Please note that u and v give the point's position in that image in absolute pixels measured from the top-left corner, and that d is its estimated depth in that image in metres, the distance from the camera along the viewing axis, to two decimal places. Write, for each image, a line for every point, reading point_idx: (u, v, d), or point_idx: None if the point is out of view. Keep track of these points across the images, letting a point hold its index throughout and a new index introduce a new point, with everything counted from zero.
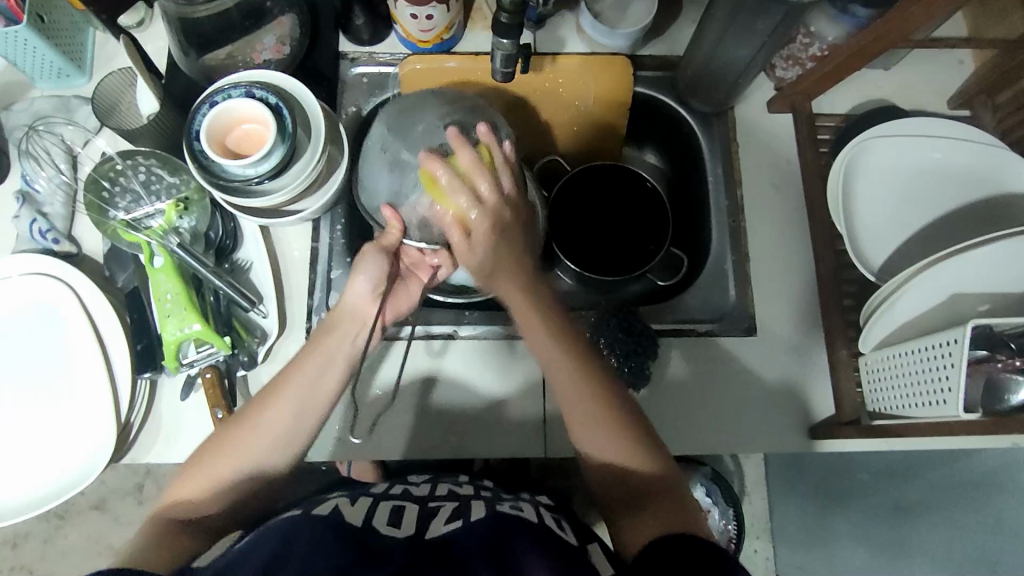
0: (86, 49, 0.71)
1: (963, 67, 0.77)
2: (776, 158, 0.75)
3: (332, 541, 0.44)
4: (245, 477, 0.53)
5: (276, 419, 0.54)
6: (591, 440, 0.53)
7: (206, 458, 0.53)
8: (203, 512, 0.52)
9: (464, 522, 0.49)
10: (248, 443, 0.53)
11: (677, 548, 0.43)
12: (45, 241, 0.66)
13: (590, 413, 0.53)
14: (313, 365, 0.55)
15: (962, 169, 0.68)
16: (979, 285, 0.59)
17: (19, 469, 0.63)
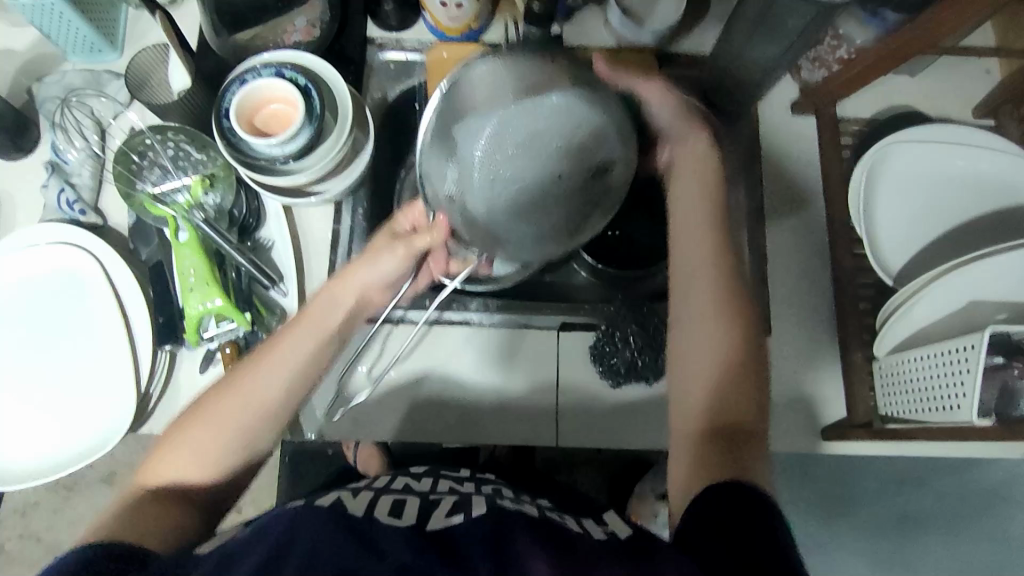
0: (119, 25, 0.72)
1: (989, 77, 0.77)
2: (796, 161, 0.76)
3: (331, 529, 0.42)
4: (239, 454, 0.50)
5: (268, 387, 0.51)
6: (697, 351, 0.51)
7: (197, 425, 0.50)
8: (199, 485, 0.50)
9: (469, 516, 0.46)
10: (240, 411, 0.50)
11: (731, 504, 0.42)
12: (71, 212, 0.68)
13: (706, 325, 0.51)
14: (307, 337, 0.53)
15: (983, 178, 0.68)
16: (994, 296, 0.59)
17: (42, 433, 0.64)
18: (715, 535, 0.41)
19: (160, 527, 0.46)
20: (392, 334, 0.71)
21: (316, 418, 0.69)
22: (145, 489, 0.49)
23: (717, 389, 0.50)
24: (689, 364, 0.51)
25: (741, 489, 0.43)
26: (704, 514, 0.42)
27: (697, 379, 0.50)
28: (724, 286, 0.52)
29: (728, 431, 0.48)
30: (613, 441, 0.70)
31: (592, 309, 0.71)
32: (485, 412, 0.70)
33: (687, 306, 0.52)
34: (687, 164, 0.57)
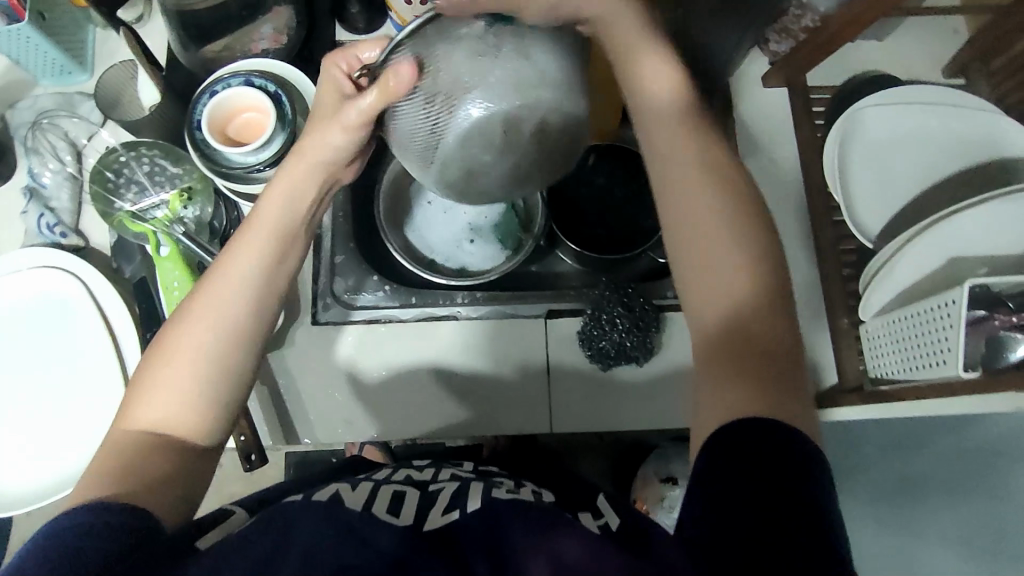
0: (87, 46, 0.73)
1: (958, 36, 0.77)
2: (770, 134, 0.76)
3: (333, 527, 0.40)
4: (209, 385, 0.43)
5: (228, 302, 0.44)
6: (709, 278, 0.42)
7: (154, 363, 0.43)
8: (176, 435, 0.42)
9: (464, 513, 0.43)
10: (201, 339, 0.43)
11: (756, 428, 0.37)
12: (53, 236, 0.68)
13: (718, 245, 0.42)
14: (258, 246, 0.46)
15: (957, 135, 0.69)
16: (981, 250, 0.59)
17: (40, 457, 0.64)
18: (747, 482, 0.35)
19: (149, 488, 0.40)
20: (380, 332, 0.71)
21: (310, 422, 0.69)
22: (120, 444, 0.42)
23: (738, 312, 0.41)
24: (701, 291, 0.42)
25: (762, 419, 0.37)
26: (737, 445, 0.36)
27: (711, 305, 0.42)
28: (732, 197, 0.43)
29: (757, 353, 0.39)
30: (609, 424, 0.71)
31: (577, 294, 0.72)
32: (480, 405, 0.70)
33: (690, 230, 0.42)
34: (644, 70, 0.47)
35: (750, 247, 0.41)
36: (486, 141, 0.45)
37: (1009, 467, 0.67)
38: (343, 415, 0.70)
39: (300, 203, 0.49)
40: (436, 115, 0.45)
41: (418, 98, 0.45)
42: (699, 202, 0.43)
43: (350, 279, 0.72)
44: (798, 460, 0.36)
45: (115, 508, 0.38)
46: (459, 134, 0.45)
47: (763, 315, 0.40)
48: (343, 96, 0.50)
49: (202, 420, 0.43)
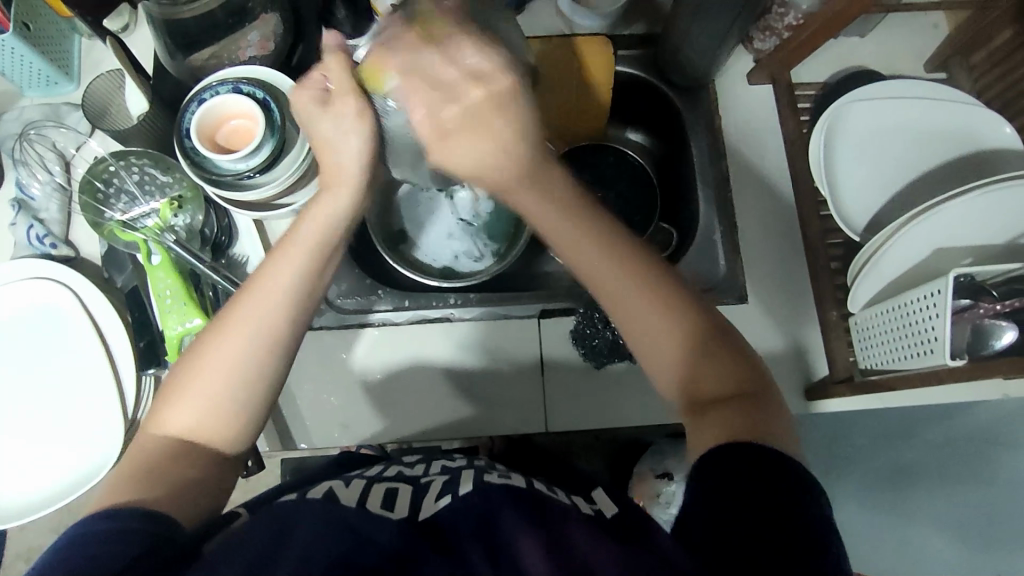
0: (73, 56, 0.73)
1: (938, 31, 0.78)
2: (755, 130, 0.77)
3: (332, 527, 0.40)
4: (244, 402, 0.45)
5: (263, 317, 0.45)
6: (656, 351, 0.47)
7: (191, 373, 0.45)
8: (207, 444, 0.44)
9: (455, 497, 0.44)
10: (238, 353, 0.45)
11: (748, 453, 0.40)
12: (42, 246, 0.68)
13: (657, 323, 0.46)
14: (298, 262, 0.47)
15: (939, 128, 0.70)
16: (965, 241, 0.61)
17: (34, 469, 0.64)
18: (747, 484, 0.39)
19: (176, 493, 0.42)
20: (374, 336, 0.71)
21: (306, 427, 0.70)
22: (151, 451, 0.43)
23: (690, 377, 0.46)
24: (651, 359, 0.47)
25: (746, 447, 0.41)
26: (736, 451, 0.41)
27: (662, 366, 0.47)
28: (637, 274, 0.47)
29: (718, 409, 0.44)
30: (605, 422, 0.71)
31: (569, 294, 0.73)
32: (476, 406, 0.71)
33: (627, 314, 0.47)
34: (526, 195, 0.47)
35: (687, 333, 0.46)
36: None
37: (998, 453, 0.68)
38: (339, 419, 0.70)
39: (338, 218, 0.49)
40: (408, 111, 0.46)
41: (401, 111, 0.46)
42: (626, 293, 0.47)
43: (343, 283, 0.72)
44: (789, 473, 0.40)
45: (137, 512, 0.39)
46: None
47: (725, 366, 0.46)
48: (324, 98, 0.48)
49: (233, 429, 0.45)
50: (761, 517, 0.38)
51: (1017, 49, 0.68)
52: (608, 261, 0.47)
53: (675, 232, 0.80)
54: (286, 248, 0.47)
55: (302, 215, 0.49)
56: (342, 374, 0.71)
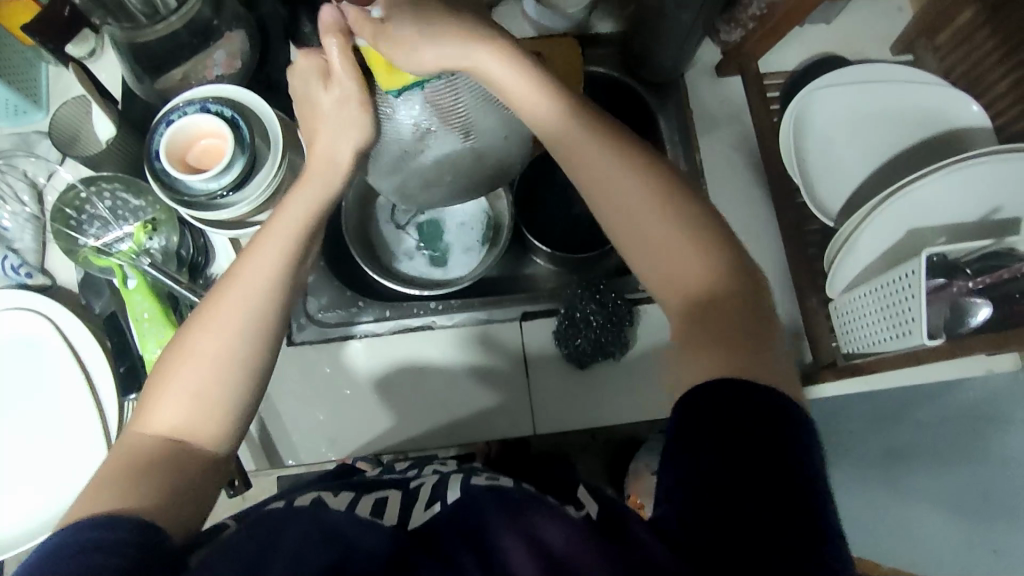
0: (41, 84, 0.72)
1: (902, 14, 0.79)
2: (726, 121, 0.78)
3: (316, 533, 0.39)
4: (235, 382, 0.45)
5: (249, 296, 0.46)
6: (677, 265, 0.45)
7: (180, 358, 0.45)
8: (195, 436, 0.44)
9: (445, 504, 0.42)
10: (221, 348, 0.45)
11: (750, 404, 0.39)
12: (18, 276, 0.67)
13: (682, 242, 0.45)
14: (276, 253, 0.48)
15: (907, 110, 0.70)
16: (940, 218, 0.61)
17: (16, 500, 0.64)
18: (735, 427, 0.38)
19: (165, 496, 0.41)
20: (357, 348, 0.71)
21: (293, 443, 0.69)
22: (138, 447, 0.43)
23: (701, 296, 0.44)
24: (666, 278, 0.46)
25: (755, 396, 0.39)
26: (734, 402, 0.39)
27: (675, 295, 0.45)
28: (663, 197, 0.46)
29: (723, 325, 0.43)
30: (594, 420, 0.71)
31: (551, 295, 0.73)
32: (461, 416, 0.70)
33: (654, 225, 0.46)
34: (579, 144, 0.47)
35: (705, 263, 0.45)
36: (449, 165, 0.56)
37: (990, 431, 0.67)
38: (326, 433, 0.70)
39: (312, 217, 0.50)
40: (420, 137, 0.53)
41: (408, 127, 0.52)
42: (640, 200, 0.46)
43: (323, 297, 0.73)
44: (776, 408, 0.39)
45: (126, 523, 0.38)
46: (439, 152, 0.54)
47: (739, 303, 0.44)
48: (327, 71, 0.50)
49: (222, 422, 0.44)
50: (764, 476, 0.37)
51: (979, 28, 0.68)
52: (632, 179, 0.46)
53: None
54: (262, 240, 0.48)
55: (277, 211, 0.50)
56: (328, 387, 0.71)
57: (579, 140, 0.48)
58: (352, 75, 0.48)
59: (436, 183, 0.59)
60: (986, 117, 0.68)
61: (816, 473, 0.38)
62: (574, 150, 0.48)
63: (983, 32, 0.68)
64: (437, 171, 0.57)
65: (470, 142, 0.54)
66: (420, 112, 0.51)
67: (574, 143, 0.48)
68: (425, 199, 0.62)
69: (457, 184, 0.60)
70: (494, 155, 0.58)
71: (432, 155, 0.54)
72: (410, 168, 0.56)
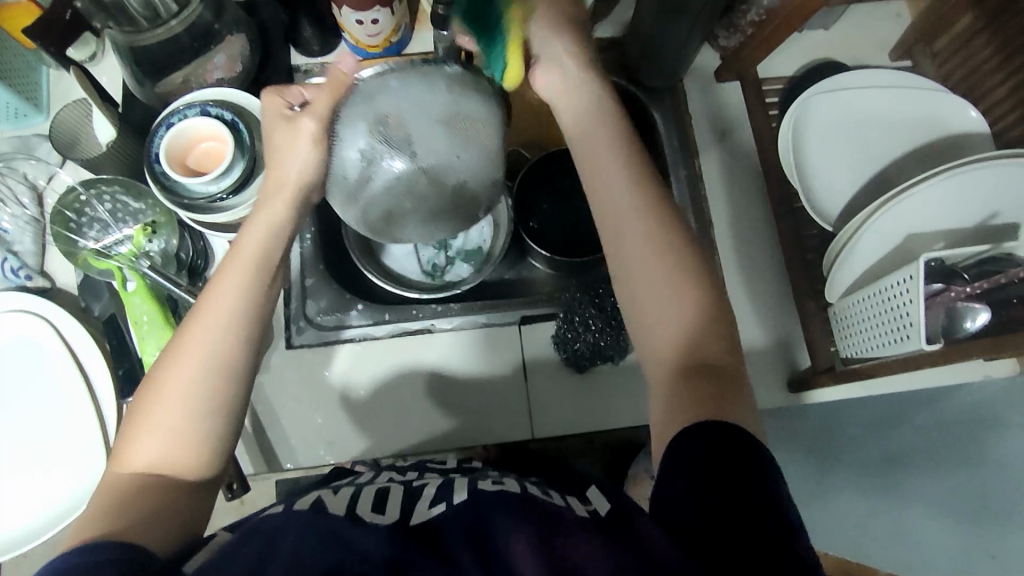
0: (41, 87, 0.73)
1: (901, 20, 0.79)
2: (725, 125, 0.78)
3: (316, 537, 0.39)
4: (210, 412, 0.44)
5: (218, 324, 0.45)
6: (661, 302, 0.45)
7: (156, 389, 0.44)
8: (175, 467, 0.43)
9: (450, 504, 0.43)
10: (197, 379, 0.44)
11: (721, 436, 0.39)
12: (17, 279, 0.68)
13: (666, 270, 0.45)
14: (240, 275, 0.47)
15: (906, 116, 0.71)
16: (939, 223, 0.62)
17: (13, 505, 0.64)
18: (721, 463, 0.38)
19: (151, 521, 0.41)
20: (356, 351, 0.72)
21: (290, 447, 0.69)
22: (118, 483, 0.43)
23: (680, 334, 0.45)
24: (647, 311, 0.46)
25: (726, 428, 0.40)
26: (715, 435, 0.39)
27: (655, 333, 0.46)
28: (658, 220, 0.47)
29: (698, 366, 0.44)
30: (593, 423, 0.71)
31: (549, 299, 0.72)
32: (463, 419, 0.70)
33: (637, 258, 0.46)
34: (585, 149, 0.50)
35: (693, 300, 0.45)
36: (410, 193, 0.53)
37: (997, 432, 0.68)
38: (324, 436, 0.70)
39: (275, 235, 0.49)
40: (368, 161, 0.51)
41: (356, 148, 0.50)
42: (632, 224, 0.46)
43: (322, 301, 0.72)
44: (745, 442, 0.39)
45: (105, 544, 0.38)
46: (390, 180, 0.52)
47: (714, 338, 0.45)
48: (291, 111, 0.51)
49: (200, 453, 0.44)
50: (737, 504, 0.37)
51: (978, 33, 0.69)
52: (626, 191, 0.47)
53: None
54: (228, 263, 0.47)
55: (241, 233, 0.49)
56: (327, 392, 0.71)
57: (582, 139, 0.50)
58: (314, 109, 0.50)
59: (396, 212, 0.54)
60: (984, 121, 0.69)
61: (788, 505, 0.38)
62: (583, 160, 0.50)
63: (983, 37, 0.68)
64: (395, 195, 0.53)
65: (420, 161, 0.51)
66: (368, 139, 0.50)
67: (586, 152, 0.50)
68: (397, 234, 0.57)
69: (428, 214, 0.55)
70: (454, 177, 0.53)
71: (388, 176, 0.51)
72: (362, 209, 0.53)
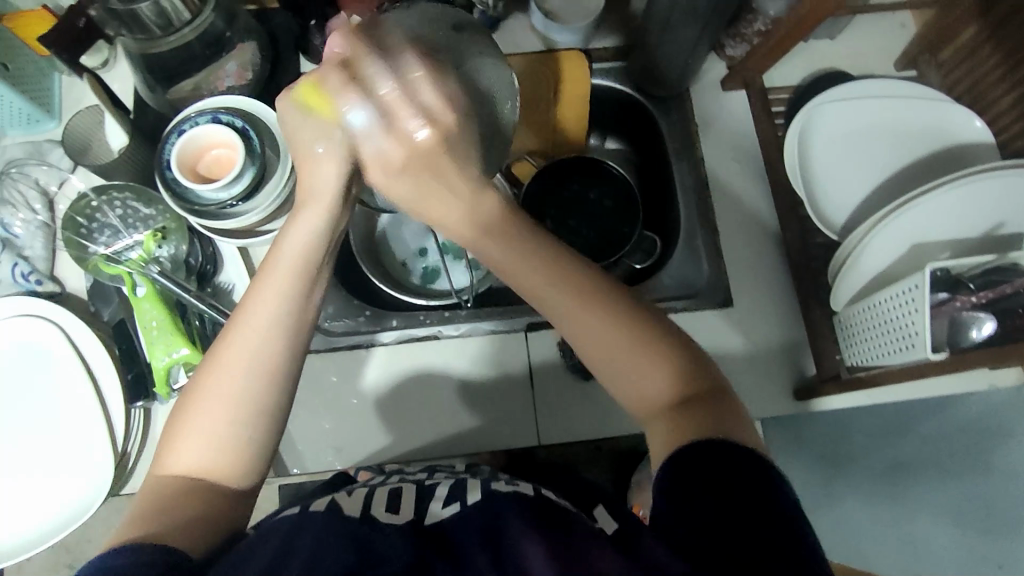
0: (53, 94, 0.73)
1: (906, 30, 0.80)
2: (731, 133, 0.78)
3: (333, 537, 0.40)
4: (253, 430, 0.45)
5: (255, 340, 0.45)
6: (623, 376, 0.45)
7: (193, 401, 0.45)
8: (216, 474, 0.44)
9: (464, 505, 0.44)
10: (236, 388, 0.44)
11: (719, 455, 0.39)
12: (28, 283, 0.68)
13: (616, 341, 0.45)
14: (280, 283, 0.46)
15: (911, 125, 0.71)
16: (946, 230, 0.62)
17: (12, 512, 0.64)
18: (727, 477, 0.38)
19: (185, 525, 0.42)
20: (365, 360, 0.72)
21: (297, 452, 0.69)
22: (155, 490, 0.43)
23: (648, 399, 0.45)
24: (614, 385, 0.46)
25: (722, 444, 0.40)
26: (707, 451, 0.39)
27: (634, 396, 0.45)
28: (574, 285, 0.46)
29: (685, 405, 0.43)
30: (599, 429, 0.71)
31: None
32: (469, 426, 0.71)
33: (585, 341, 0.46)
34: (500, 256, 0.48)
35: (646, 346, 0.45)
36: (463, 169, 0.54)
37: None
38: (331, 442, 0.70)
39: (318, 236, 0.47)
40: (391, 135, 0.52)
41: None
42: (561, 311, 0.46)
43: (330, 306, 0.73)
44: (749, 460, 0.39)
45: (144, 550, 0.39)
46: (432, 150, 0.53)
47: (677, 371, 0.44)
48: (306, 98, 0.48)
49: (239, 462, 0.44)
50: (738, 521, 0.36)
51: (983, 43, 0.68)
52: (535, 272, 0.47)
53: (658, 240, 0.79)
54: (266, 270, 0.47)
55: (282, 233, 0.47)
56: (335, 398, 0.71)
57: (495, 250, 0.48)
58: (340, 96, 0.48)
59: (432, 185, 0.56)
60: (989, 132, 0.69)
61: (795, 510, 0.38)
62: (490, 261, 0.48)
63: (987, 47, 0.68)
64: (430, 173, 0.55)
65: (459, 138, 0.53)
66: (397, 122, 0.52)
67: (496, 258, 0.48)
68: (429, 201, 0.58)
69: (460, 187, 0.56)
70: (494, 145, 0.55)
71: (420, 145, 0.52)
72: None
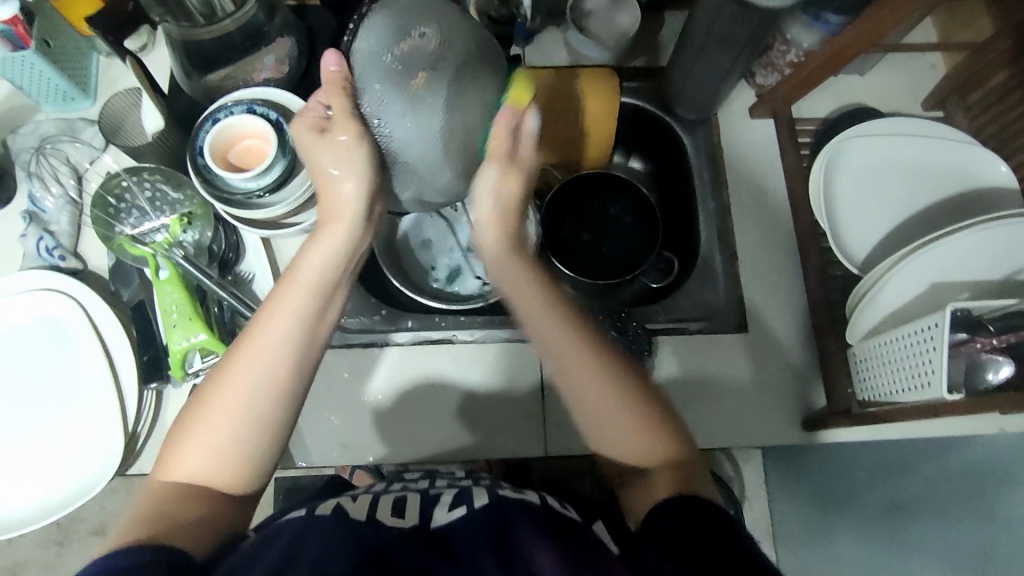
0: (91, 73, 0.74)
1: (935, 71, 0.81)
2: (756, 160, 0.78)
3: (339, 538, 0.40)
4: (259, 440, 0.45)
5: (269, 352, 0.46)
6: (612, 437, 0.50)
7: (204, 411, 0.45)
8: (221, 478, 0.44)
9: (470, 508, 0.44)
10: (249, 399, 0.45)
11: (694, 511, 0.43)
12: (51, 258, 0.68)
13: (608, 402, 0.49)
14: (296, 302, 0.47)
15: (934, 165, 0.72)
16: (962, 273, 0.62)
17: (13, 484, 0.64)
18: (700, 519, 0.42)
19: (187, 528, 0.42)
20: (379, 360, 0.72)
21: (305, 445, 0.70)
22: (161, 493, 0.43)
23: (633, 456, 0.49)
24: (599, 439, 0.51)
25: (696, 501, 0.44)
26: (688, 509, 0.43)
27: (621, 450, 0.49)
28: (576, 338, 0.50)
29: (667, 466, 0.48)
30: None
31: None
32: (475, 432, 0.71)
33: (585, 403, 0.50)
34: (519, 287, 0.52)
35: (629, 406, 0.49)
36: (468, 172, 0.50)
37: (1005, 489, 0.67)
38: (338, 438, 0.70)
39: (337, 255, 0.49)
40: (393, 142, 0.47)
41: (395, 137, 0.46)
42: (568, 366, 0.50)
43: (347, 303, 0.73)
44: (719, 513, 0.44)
45: (144, 548, 0.38)
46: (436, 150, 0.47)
47: (656, 434, 0.49)
48: (321, 124, 0.49)
49: (242, 469, 0.45)
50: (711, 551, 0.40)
51: (1012, 90, 0.69)
52: (550, 316, 0.51)
53: (676, 261, 0.79)
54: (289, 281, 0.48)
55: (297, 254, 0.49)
56: (345, 394, 0.71)
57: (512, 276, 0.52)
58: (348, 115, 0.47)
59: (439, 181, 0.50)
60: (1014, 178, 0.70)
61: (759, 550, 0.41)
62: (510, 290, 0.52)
63: (1015, 94, 0.69)
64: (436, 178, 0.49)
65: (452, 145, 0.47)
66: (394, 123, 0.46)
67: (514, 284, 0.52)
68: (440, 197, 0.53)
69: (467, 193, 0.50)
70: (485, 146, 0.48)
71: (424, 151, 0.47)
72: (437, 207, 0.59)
